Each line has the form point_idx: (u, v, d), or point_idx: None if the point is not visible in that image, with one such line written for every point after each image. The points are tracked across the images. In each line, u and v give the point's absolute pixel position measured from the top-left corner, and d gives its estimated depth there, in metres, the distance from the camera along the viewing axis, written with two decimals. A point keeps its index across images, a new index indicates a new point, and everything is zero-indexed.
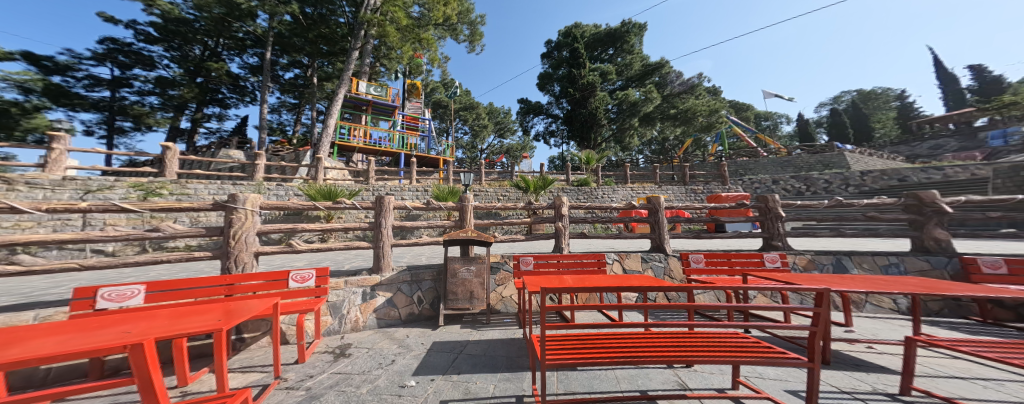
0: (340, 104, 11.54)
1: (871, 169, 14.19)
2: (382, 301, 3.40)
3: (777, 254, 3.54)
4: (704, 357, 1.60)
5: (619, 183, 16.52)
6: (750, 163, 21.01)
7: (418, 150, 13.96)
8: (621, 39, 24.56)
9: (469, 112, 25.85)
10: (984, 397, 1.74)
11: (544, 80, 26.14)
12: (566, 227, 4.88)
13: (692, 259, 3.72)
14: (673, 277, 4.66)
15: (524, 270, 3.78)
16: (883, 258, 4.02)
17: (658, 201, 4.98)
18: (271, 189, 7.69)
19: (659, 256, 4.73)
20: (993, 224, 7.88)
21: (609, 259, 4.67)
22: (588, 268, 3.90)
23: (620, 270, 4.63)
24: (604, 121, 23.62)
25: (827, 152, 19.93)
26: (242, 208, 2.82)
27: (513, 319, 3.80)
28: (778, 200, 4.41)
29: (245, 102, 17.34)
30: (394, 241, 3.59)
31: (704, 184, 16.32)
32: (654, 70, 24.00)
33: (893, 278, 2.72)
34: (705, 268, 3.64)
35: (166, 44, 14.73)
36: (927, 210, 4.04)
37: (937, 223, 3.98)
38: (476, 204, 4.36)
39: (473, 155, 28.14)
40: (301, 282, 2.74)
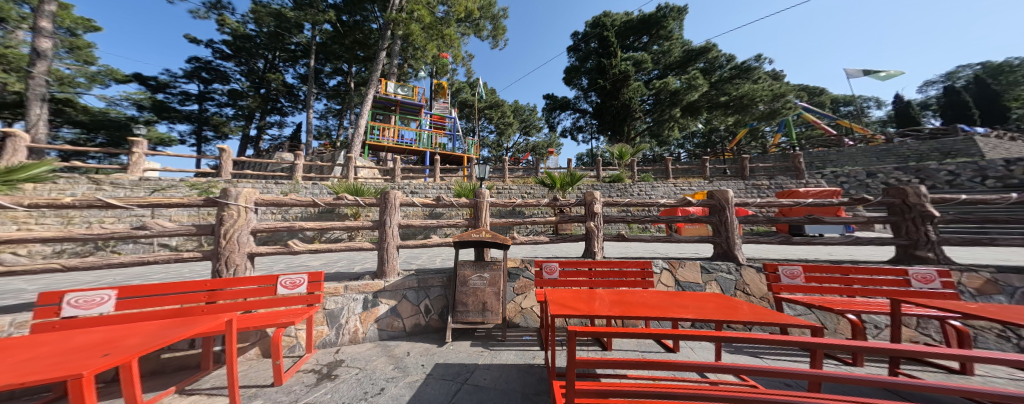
0: (370, 104, 11.80)
1: (1019, 156, 10.86)
2: (384, 309, 3.00)
3: (933, 271, 2.43)
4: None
5: (660, 178, 14.87)
6: (831, 154, 17.73)
7: (444, 148, 13.83)
8: (657, 25, 22.35)
9: (494, 111, 25.61)
10: None
11: (572, 73, 24.91)
12: (599, 227, 4.08)
13: (783, 272, 2.73)
14: (748, 293, 3.59)
15: (548, 279, 3.11)
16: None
17: (727, 196, 3.92)
18: (306, 187, 7.99)
19: (728, 265, 3.72)
20: None
21: (656, 267, 3.79)
22: (628, 279, 3.10)
23: (671, 283, 3.72)
24: (639, 113, 21.82)
25: (943, 138, 15.92)
26: (233, 204, 2.59)
27: (533, 336, 3.17)
28: (925, 194, 3.28)
29: (299, 109, 18.85)
30: (400, 242, 3.20)
31: (768, 179, 13.94)
32: (699, 54, 21.43)
33: None
34: (803, 286, 2.67)
35: (236, 59, 16.63)
36: None
37: None
38: (493, 200, 3.80)
39: (499, 154, 27.80)
40: (291, 287, 2.38)
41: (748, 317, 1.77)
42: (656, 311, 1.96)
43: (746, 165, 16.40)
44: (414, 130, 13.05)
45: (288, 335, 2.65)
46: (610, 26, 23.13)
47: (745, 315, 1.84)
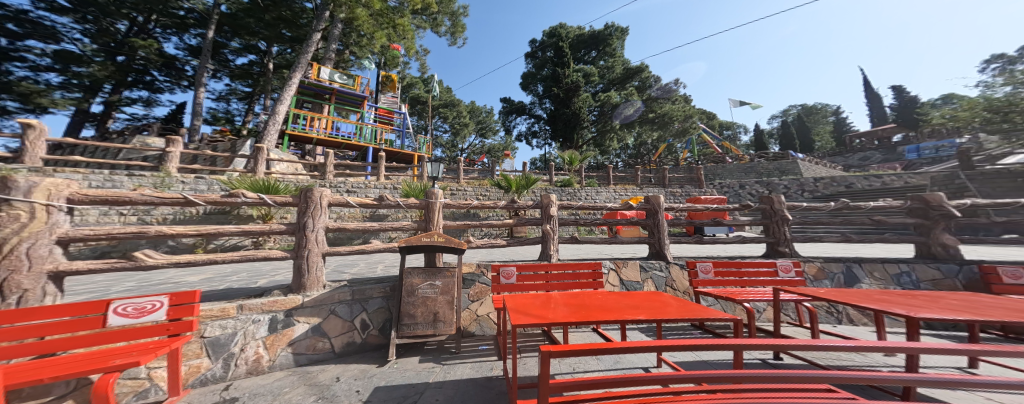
0: (293, 90, 10.26)
1: (823, 175, 15.09)
2: (303, 330, 2.55)
3: (790, 263, 3.10)
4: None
5: (602, 184, 16.19)
6: (718, 168, 21.73)
7: (388, 145, 12.74)
8: (604, 41, 24.57)
9: (449, 109, 24.79)
10: None
11: (528, 79, 25.64)
12: (554, 231, 4.14)
13: (700, 268, 3.16)
14: (676, 289, 4.04)
15: (503, 283, 3.01)
16: (893, 268, 3.82)
17: (659, 202, 4.37)
18: (185, 183, 6.91)
19: (659, 264, 4.13)
20: (961, 230, 8.10)
21: (604, 268, 3.99)
22: (581, 281, 3.18)
23: (617, 282, 3.95)
24: (586, 122, 23.34)
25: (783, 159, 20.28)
26: (27, 202, 2.11)
27: (489, 345, 3.03)
28: (782, 201, 4.13)
29: (180, 86, 15.82)
30: (327, 250, 2.78)
31: (680, 188, 16.36)
32: (636, 74, 23.74)
33: (957, 296, 2.29)
34: (713, 280, 3.13)
35: (76, 14, 12.69)
36: (934, 214, 3.99)
37: (944, 228, 3.94)
38: (447, 201, 3.55)
39: (453, 154, 26.86)
40: (138, 315, 1.83)
41: (680, 314, 1.92)
42: (606, 314, 2.00)
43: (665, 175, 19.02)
44: (354, 123, 11.81)
45: (134, 378, 2.07)
46: (563, 37, 24.40)
47: (677, 310, 2.03)
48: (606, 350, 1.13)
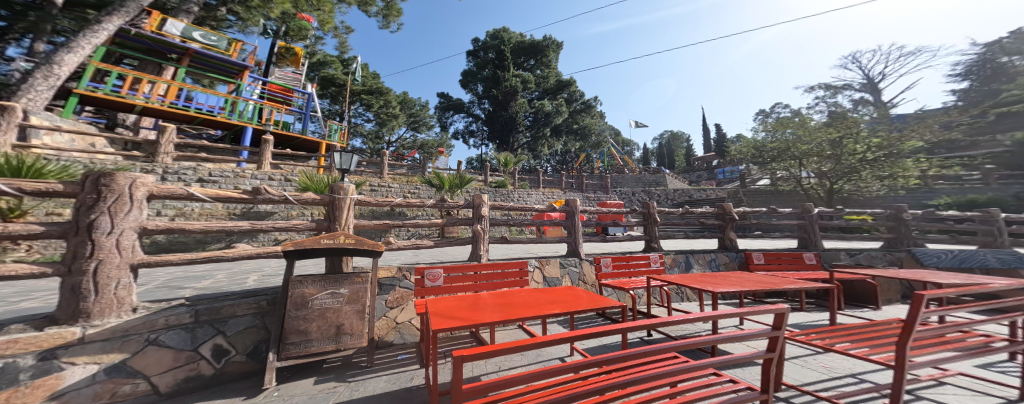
0: (101, 36, 8.56)
1: None
2: (81, 375, 1.93)
3: (658, 255, 4.12)
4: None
5: (533, 187, 17.01)
6: (619, 178, 24.90)
7: (278, 126, 11.20)
8: (542, 52, 25.53)
9: (374, 98, 22.35)
10: (805, 376, 2.39)
11: (468, 77, 25.37)
12: (485, 231, 4.09)
13: (602, 263, 3.80)
14: (586, 283, 4.46)
15: (431, 286, 2.83)
16: (708, 255, 6.03)
17: (575, 205, 4.73)
18: None
19: (576, 261, 4.47)
20: (771, 230, 11.27)
21: (530, 265, 4.11)
22: (509, 280, 3.18)
23: (540, 279, 4.11)
24: (521, 127, 24.20)
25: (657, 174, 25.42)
26: None
27: (409, 354, 2.82)
28: (655, 207, 5.97)
29: None
30: (136, 260, 2.25)
31: (596, 192, 18.44)
32: (567, 86, 25.58)
33: (748, 276, 3.41)
34: (613, 272, 3.81)
35: None
36: (725, 216, 6.42)
37: (729, 226, 6.38)
38: (361, 199, 3.17)
39: (377, 147, 24.65)
40: None
41: (584, 306, 2.08)
42: (518, 311, 2.03)
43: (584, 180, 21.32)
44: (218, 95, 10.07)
45: None
46: (507, 41, 24.55)
47: (588, 302, 2.21)
48: (515, 349, 1.10)
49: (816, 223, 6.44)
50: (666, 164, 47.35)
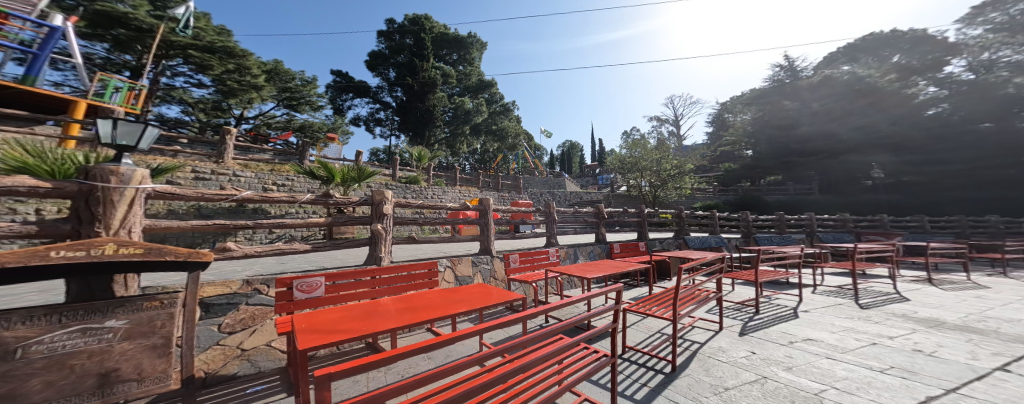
0: None
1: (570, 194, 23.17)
2: None
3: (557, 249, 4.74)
4: (577, 380, 1.92)
5: (449, 184, 16.75)
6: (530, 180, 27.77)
7: None
8: (466, 48, 25.15)
9: (221, 59, 15.76)
10: (635, 337, 3.92)
11: (377, 60, 23.00)
12: (387, 230, 3.74)
13: (511, 259, 4.10)
14: (496, 279, 4.69)
15: (312, 296, 2.47)
16: (588, 248, 7.21)
17: (487, 204, 4.85)
18: None
19: (487, 258, 4.62)
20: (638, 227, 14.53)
21: (441, 266, 3.98)
22: (416, 282, 3.05)
23: (452, 278, 4.06)
24: (440, 122, 23.00)
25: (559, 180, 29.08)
26: None
27: (269, 382, 2.50)
28: (555, 206, 6.76)
29: None
30: None
31: (511, 193, 19.90)
32: (487, 87, 25.69)
33: (604, 263, 4.53)
34: (519, 266, 4.16)
35: None
36: (599, 216, 7.95)
37: (601, 224, 7.90)
38: (158, 190, 2.56)
39: (213, 121, 19.05)
40: None
41: (485, 299, 2.34)
42: (423, 310, 2.07)
43: (495, 180, 22.30)
44: None
45: None
46: (428, 30, 23.14)
47: (486, 294, 2.49)
48: (435, 343, 1.18)
49: (645, 222, 8.93)
50: (564, 169, 54.03)
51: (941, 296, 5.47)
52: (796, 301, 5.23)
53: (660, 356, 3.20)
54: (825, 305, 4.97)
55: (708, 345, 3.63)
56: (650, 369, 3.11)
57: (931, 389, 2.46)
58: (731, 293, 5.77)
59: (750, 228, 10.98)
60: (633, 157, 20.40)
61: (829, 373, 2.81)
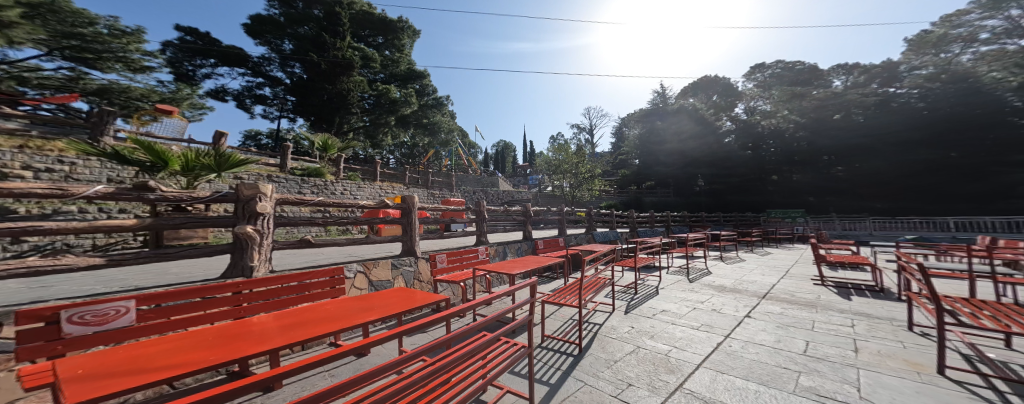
0: None
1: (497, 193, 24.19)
2: None
3: (486, 248, 4.86)
4: (499, 373, 1.98)
5: (367, 179, 15.70)
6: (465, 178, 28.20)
7: None
8: (396, 33, 23.30)
9: None
10: (552, 325, 4.27)
11: (270, 28, 19.70)
12: (265, 234, 3.22)
13: (438, 259, 3.99)
14: (421, 281, 4.49)
15: (112, 328, 1.72)
16: (516, 245, 7.51)
17: (413, 202, 4.59)
18: None
19: (410, 259, 4.40)
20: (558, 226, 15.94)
21: (350, 271, 3.60)
22: (309, 293, 2.76)
23: (365, 285, 3.73)
24: (357, 109, 20.49)
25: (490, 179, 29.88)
26: None
27: None
28: (485, 206, 6.86)
29: None
30: None
31: (440, 190, 19.80)
32: (418, 77, 23.77)
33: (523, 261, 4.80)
34: (446, 267, 4.08)
35: None
36: (525, 215, 8.36)
37: (529, 222, 8.34)
38: None
39: None
40: None
41: (395, 305, 2.12)
42: (312, 326, 1.71)
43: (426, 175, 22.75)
44: None
45: None
46: (346, 4, 20.73)
47: (396, 300, 2.27)
48: (339, 353, 1.06)
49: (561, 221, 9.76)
50: (497, 168, 55.68)
51: (737, 271, 8.05)
52: (659, 280, 6.93)
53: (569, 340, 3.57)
54: (692, 287, 6.33)
55: (606, 327, 4.21)
56: (565, 355, 3.40)
57: (726, 340, 3.74)
58: (623, 279, 6.99)
59: (643, 225, 13.31)
60: None
61: (676, 336, 3.85)
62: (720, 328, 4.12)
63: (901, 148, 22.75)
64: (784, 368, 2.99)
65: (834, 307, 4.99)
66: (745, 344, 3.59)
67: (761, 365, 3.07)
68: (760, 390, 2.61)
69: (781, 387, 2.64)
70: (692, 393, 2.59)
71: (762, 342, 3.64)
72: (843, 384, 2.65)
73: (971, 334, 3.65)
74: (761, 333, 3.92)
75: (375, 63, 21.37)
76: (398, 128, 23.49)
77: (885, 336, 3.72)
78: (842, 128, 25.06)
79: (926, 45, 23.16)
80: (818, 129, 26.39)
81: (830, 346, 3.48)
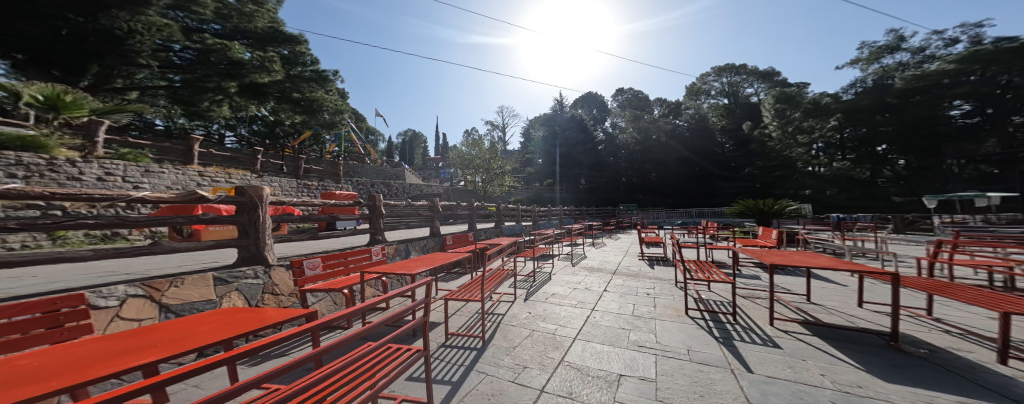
0: None
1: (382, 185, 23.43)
2: None
3: (380, 248, 4.42)
4: (391, 382, 1.67)
5: (180, 163, 12.95)
6: (357, 168, 25.76)
7: None
8: None
9: None
10: (457, 321, 4.16)
11: None
12: None
13: (306, 266, 3.30)
14: (279, 293, 3.61)
15: None
16: (422, 242, 7.10)
17: (268, 193, 3.62)
18: None
19: (257, 269, 3.47)
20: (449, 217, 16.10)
21: (115, 296, 2.48)
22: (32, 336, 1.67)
23: (155, 312, 2.68)
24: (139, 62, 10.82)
25: (388, 169, 28.46)
26: None
27: None
28: (382, 200, 6.17)
29: None
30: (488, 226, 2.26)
31: (317, 180, 19.10)
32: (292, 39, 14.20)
33: (424, 258, 4.48)
34: (321, 273, 3.45)
35: None
36: (431, 209, 7.91)
37: (436, 217, 7.94)
38: None
39: None
40: None
41: (203, 335, 1.46)
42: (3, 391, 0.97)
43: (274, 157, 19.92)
44: None
45: None
46: None
47: (208, 326, 1.59)
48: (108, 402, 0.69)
49: (472, 217, 9.63)
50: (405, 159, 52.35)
51: (600, 253, 9.86)
52: (553, 267, 7.65)
53: (474, 335, 3.50)
54: (566, 269, 7.45)
55: (507, 315, 4.36)
56: (466, 350, 3.32)
57: (592, 312, 4.40)
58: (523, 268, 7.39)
59: (541, 218, 14.68)
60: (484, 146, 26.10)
61: (560, 316, 4.28)
62: (588, 302, 4.85)
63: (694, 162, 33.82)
64: (621, 328, 3.77)
65: (646, 274, 6.77)
66: (604, 314, 4.28)
67: (610, 329, 3.74)
68: (610, 350, 3.18)
69: (620, 344, 3.31)
70: (571, 364, 2.91)
71: (613, 310, 4.43)
72: (652, 334, 3.56)
73: (703, 286, 5.66)
74: (611, 302, 4.82)
75: (206, 7, 11.98)
76: (234, 100, 14.11)
77: (667, 291, 5.34)
78: (658, 147, 34.51)
79: (691, 93, 41.10)
80: (653, 146, 34.84)
81: (642, 305, 4.66)
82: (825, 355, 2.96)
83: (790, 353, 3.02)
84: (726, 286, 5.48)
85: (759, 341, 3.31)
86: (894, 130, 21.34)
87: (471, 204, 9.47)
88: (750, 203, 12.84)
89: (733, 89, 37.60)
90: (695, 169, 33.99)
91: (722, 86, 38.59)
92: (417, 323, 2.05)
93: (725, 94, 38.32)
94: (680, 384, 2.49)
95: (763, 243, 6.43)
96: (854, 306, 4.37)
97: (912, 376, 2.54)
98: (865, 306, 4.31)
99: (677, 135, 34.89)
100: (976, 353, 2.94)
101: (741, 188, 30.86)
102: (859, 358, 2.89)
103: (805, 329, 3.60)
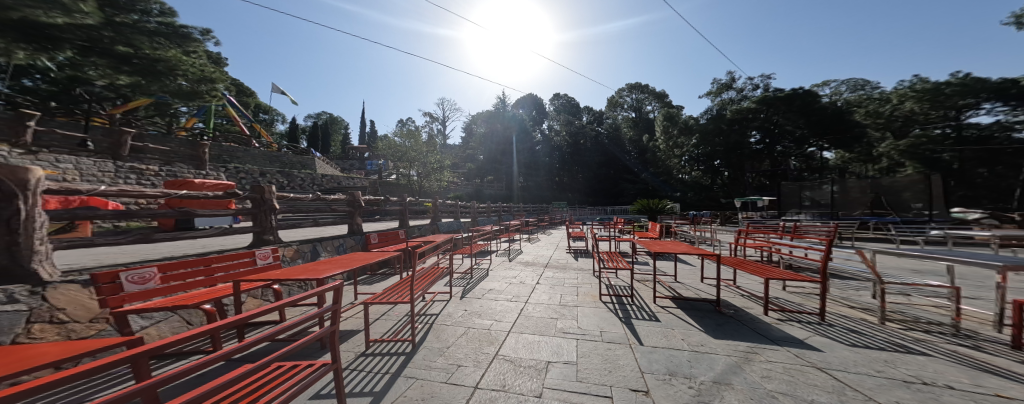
0: None
1: (265, 174, 19.91)
2: None
3: (268, 251, 3.72)
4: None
5: None
6: (238, 152, 21.14)
7: None
8: None
9: None
10: (379, 327, 3.74)
11: None
12: None
13: (127, 280, 2.49)
14: (69, 320, 2.63)
15: None
16: (337, 242, 6.26)
17: (33, 178, 2.59)
18: None
19: (12, 289, 2.40)
20: None
21: None
22: None
23: None
24: None
25: (287, 157, 24.34)
26: None
27: None
28: (272, 193, 5.18)
29: None
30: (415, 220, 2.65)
31: (159, 165, 15.17)
32: None
33: (336, 260, 3.88)
34: (158, 287, 2.67)
35: None
36: (354, 205, 6.99)
37: (358, 213, 7.05)
38: None
39: None
40: None
41: None
42: None
43: (62, 128, 13.76)
44: None
45: None
46: None
47: None
48: None
49: (405, 213, 8.92)
50: (320, 147, 45.76)
51: (534, 248, 10.33)
52: (490, 263, 7.69)
53: (401, 339, 3.20)
54: (501, 265, 7.55)
55: (437, 315, 4.17)
56: (386, 355, 3.04)
57: (525, 305, 4.56)
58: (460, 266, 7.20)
59: (480, 215, 14.61)
60: (409, 140, 24.02)
61: (496, 311, 4.31)
62: (523, 295, 4.99)
63: (606, 166, 38.41)
64: (550, 317, 3.99)
65: (571, 266, 7.39)
66: (536, 306, 4.47)
67: (538, 319, 3.94)
68: (540, 339, 3.34)
69: (549, 333, 3.50)
70: (503, 357, 2.93)
71: (543, 301, 4.67)
72: (574, 320, 3.88)
73: (611, 273, 6.43)
74: (542, 294, 5.07)
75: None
76: None
77: (587, 281, 5.92)
78: (579, 151, 38.01)
79: (610, 104, 46.22)
80: (577, 149, 38.05)
81: (567, 294, 5.03)
82: (683, 322, 3.67)
83: (666, 323, 3.66)
84: (628, 274, 6.32)
85: (650, 317, 3.89)
86: (723, 151, 27.16)
87: (402, 200, 8.73)
88: (645, 202, 15.23)
89: (638, 105, 43.56)
90: (609, 172, 38.35)
91: (631, 101, 44.44)
92: (324, 334, 1.68)
93: (632, 108, 44.33)
94: (594, 363, 2.75)
95: (651, 235, 7.67)
96: (701, 281, 5.61)
97: (728, 331, 3.40)
98: (706, 281, 5.56)
99: (596, 141, 38.97)
100: (756, 308, 4.10)
101: (640, 189, 36.44)
102: (700, 321, 3.69)
103: (673, 303, 4.44)
